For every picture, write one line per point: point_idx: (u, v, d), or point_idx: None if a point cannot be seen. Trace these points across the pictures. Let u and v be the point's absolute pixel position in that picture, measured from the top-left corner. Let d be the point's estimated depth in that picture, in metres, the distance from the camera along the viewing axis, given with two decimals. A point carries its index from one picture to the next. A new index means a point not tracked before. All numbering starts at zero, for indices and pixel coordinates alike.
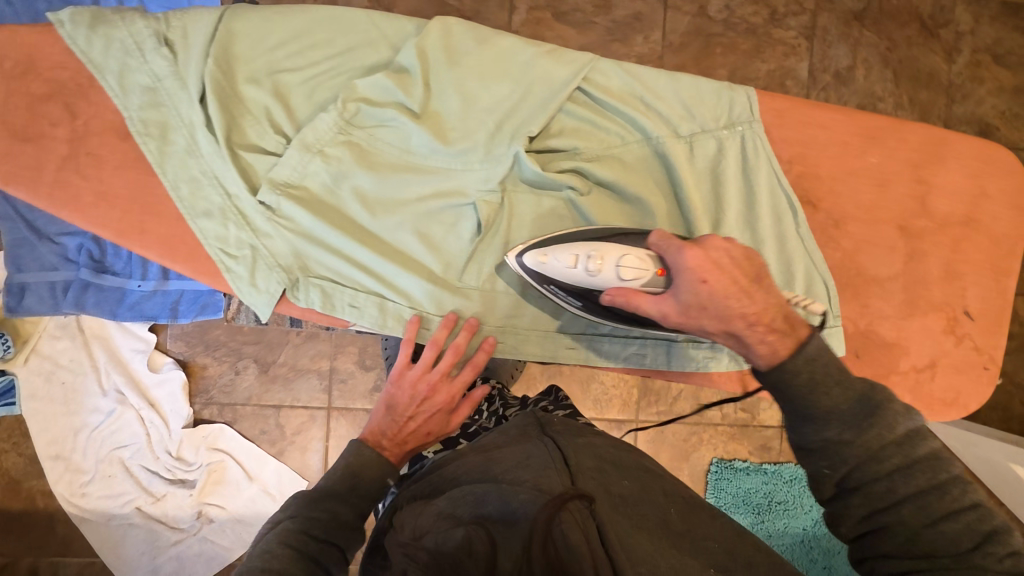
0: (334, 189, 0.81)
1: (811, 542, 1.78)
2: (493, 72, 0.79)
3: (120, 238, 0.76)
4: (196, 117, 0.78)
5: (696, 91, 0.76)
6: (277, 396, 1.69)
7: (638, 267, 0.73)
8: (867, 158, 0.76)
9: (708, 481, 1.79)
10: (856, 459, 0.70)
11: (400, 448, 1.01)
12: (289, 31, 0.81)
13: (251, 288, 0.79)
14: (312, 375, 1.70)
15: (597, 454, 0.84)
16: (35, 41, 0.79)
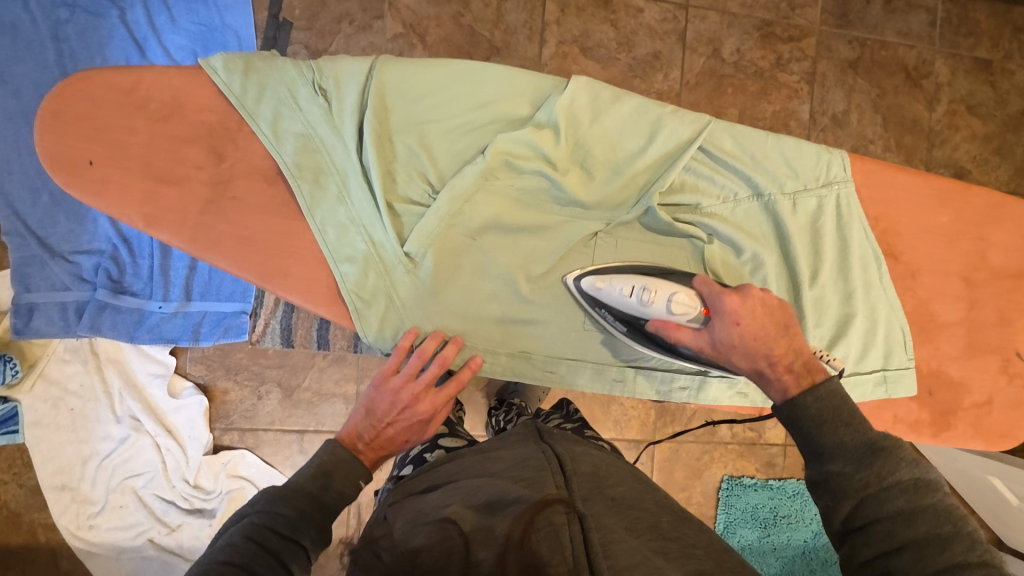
0: (475, 239, 0.86)
1: (811, 554, 1.88)
2: (628, 133, 0.84)
3: (266, 280, 0.81)
4: (353, 165, 0.82)
5: (802, 153, 0.83)
6: (300, 421, 1.66)
7: (686, 304, 0.81)
8: (939, 218, 0.86)
9: (719, 497, 1.88)
10: (854, 462, 0.73)
11: (376, 449, 0.94)
12: (434, 82, 0.83)
13: (377, 334, 0.85)
14: (337, 399, 1.67)
15: (596, 463, 0.87)
16: (184, 85, 0.83)
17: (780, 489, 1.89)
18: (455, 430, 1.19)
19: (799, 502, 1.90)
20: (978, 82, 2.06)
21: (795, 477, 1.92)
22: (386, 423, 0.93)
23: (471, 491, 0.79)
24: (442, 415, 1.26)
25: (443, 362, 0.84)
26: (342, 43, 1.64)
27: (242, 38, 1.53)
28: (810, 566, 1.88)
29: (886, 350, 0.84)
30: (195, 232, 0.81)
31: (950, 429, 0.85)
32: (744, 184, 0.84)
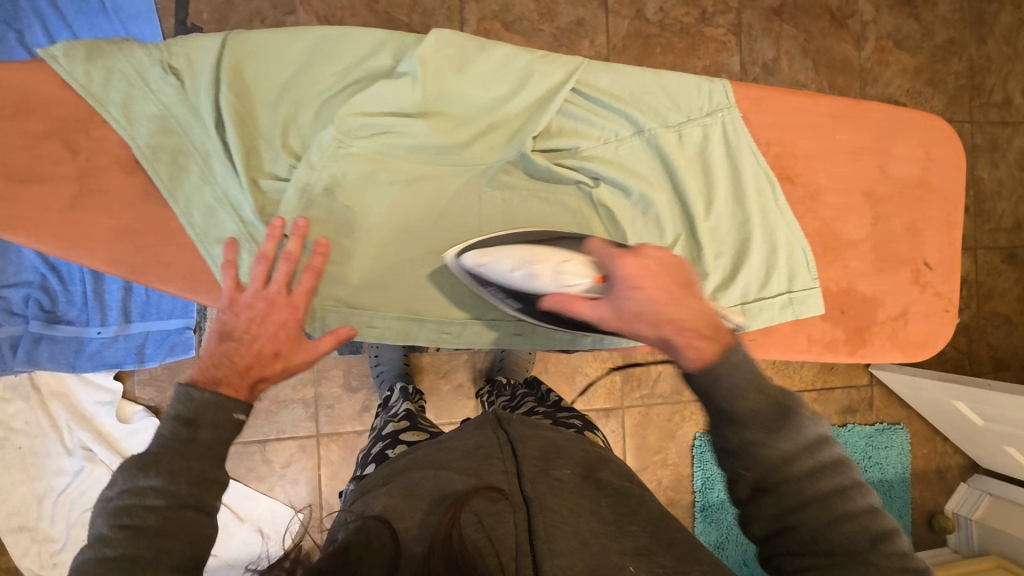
0: (344, 209, 0.78)
1: None
2: (494, 77, 0.76)
3: (137, 275, 0.76)
4: (211, 143, 0.74)
5: (682, 84, 0.80)
6: (261, 430, 1.62)
7: (580, 271, 0.75)
8: (836, 136, 0.86)
9: (693, 456, 1.88)
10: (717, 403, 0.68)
11: (244, 379, 0.75)
12: (293, 48, 0.75)
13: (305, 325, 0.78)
14: (297, 404, 1.64)
15: (543, 443, 0.81)
16: (24, 76, 0.74)
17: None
18: (418, 426, 1.12)
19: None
20: (903, 16, 2.07)
21: None
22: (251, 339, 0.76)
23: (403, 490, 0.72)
24: (402, 410, 1.20)
25: (290, 259, 0.75)
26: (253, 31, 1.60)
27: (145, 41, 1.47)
28: None
29: (788, 273, 0.84)
30: (59, 228, 0.74)
31: (868, 344, 0.86)
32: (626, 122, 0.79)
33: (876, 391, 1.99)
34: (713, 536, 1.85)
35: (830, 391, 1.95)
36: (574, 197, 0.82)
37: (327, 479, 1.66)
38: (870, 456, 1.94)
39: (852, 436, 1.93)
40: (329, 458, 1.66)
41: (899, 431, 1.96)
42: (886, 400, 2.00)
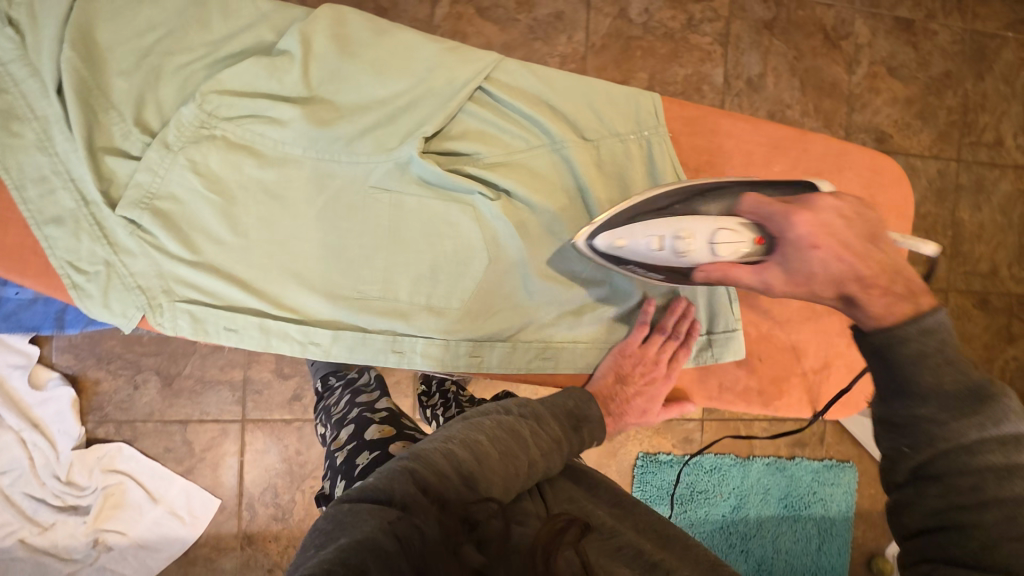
0: (205, 195, 0.63)
1: (731, 528, 1.62)
2: (389, 65, 0.65)
3: None
4: (53, 111, 0.59)
5: (606, 94, 0.72)
6: (184, 411, 1.31)
7: (733, 239, 0.62)
8: (771, 167, 0.77)
9: (634, 476, 1.58)
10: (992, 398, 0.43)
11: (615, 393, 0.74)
12: (161, 9, 0.61)
13: (102, 310, 0.61)
14: (222, 386, 1.33)
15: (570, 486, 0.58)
16: None
17: (697, 464, 1.59)
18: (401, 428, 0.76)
19: (717, 477, 1.61)
20: (900, 43, 1.63)
21: (715, 451, 1.62)
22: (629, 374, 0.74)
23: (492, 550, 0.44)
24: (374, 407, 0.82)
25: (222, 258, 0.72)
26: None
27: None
28: (729, 541, 1.62)
29: (708, 313, 0.76)
30: None
31: (784, 397, 0.78)
32: (535, 130, 0.70)
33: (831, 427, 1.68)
34: None
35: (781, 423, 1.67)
36: (474, 209, 0.69)
37: (250, 468, 1.33)
38: (817, 492, 1.64)
39: (798, 469, 1.63)
40: (255, 446, 1.33)
41: (849, 470, 1.65)
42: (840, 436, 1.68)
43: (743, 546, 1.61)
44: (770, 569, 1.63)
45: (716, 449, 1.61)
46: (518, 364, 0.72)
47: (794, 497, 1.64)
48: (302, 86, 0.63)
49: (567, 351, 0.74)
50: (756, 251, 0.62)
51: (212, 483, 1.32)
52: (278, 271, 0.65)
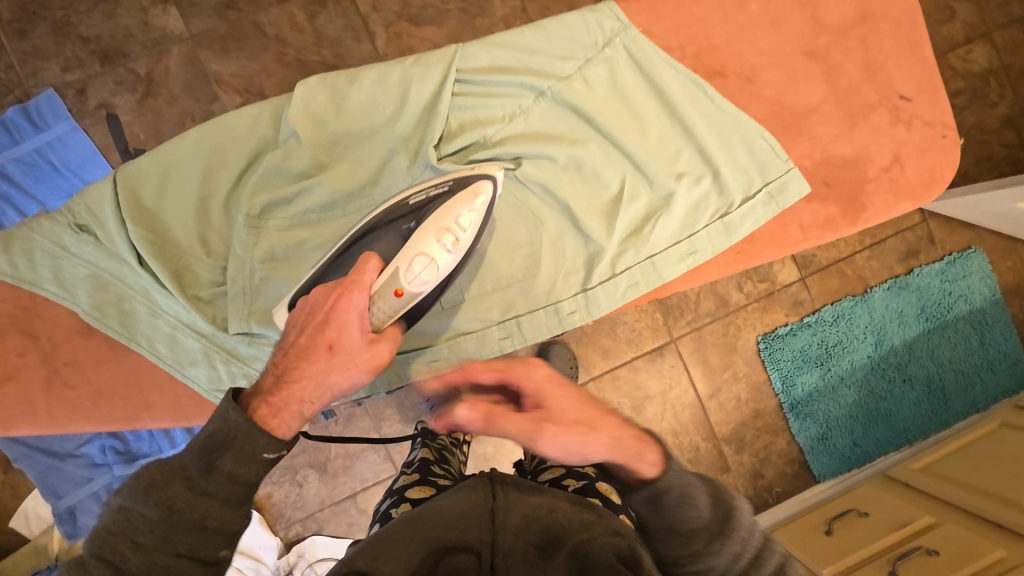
0: (285, 286, 0.70)
1: (882, 364, 1.47)
2: (376, 102, 0.71)
3: (135, 424, 0.69)
4: (146, 280, 0.68)
5: (566, 25, 0.73)
6: (347, 485, 1.47)
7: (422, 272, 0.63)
8: (749, 8, 0.76)
9: (763, 360, 1.45)
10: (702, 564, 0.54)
11: (287, 386, 0.57)
12: (180, 156, 0.69)
13: None
14: (367, 453, 1.47)
15: (538, 508, 0.55)
16: None
17: (818, 321, 1.46)
18: (428, 477, 0.85)
19: (844, 324, 1.47)
20: None
21: (831, 300, 1.50)
22: (304, 334, 0.59)
23: (457, 518, 0.53)
24: (414, 460, 0.91)
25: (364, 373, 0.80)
26: (44, 84, 1.23)
27: (11, 130, 1.19)
28: (886, 378, 1.48)
29: (758, 167, 0.75)
30: (53, 411, 0.68)
31: (868, 208, 0.76)
32: (521, 90, 0.73)
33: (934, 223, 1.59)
34: (812, 434, 1.43)
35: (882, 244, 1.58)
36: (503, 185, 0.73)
37: None
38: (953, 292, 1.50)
39: (921, 278, 1.49)
40: None
41: (976, 254, 1.50)
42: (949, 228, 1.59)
43: (904, 375, 1.47)
44: (941, 386, 1.49)
45: (832, 298, 1.49)
46: (611, 302, 0.75)
47: (932, 306, 1.49)
48: (316, 156, 0.69)
49: (647, 267, 0.74)
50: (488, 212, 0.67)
51: None
52: None
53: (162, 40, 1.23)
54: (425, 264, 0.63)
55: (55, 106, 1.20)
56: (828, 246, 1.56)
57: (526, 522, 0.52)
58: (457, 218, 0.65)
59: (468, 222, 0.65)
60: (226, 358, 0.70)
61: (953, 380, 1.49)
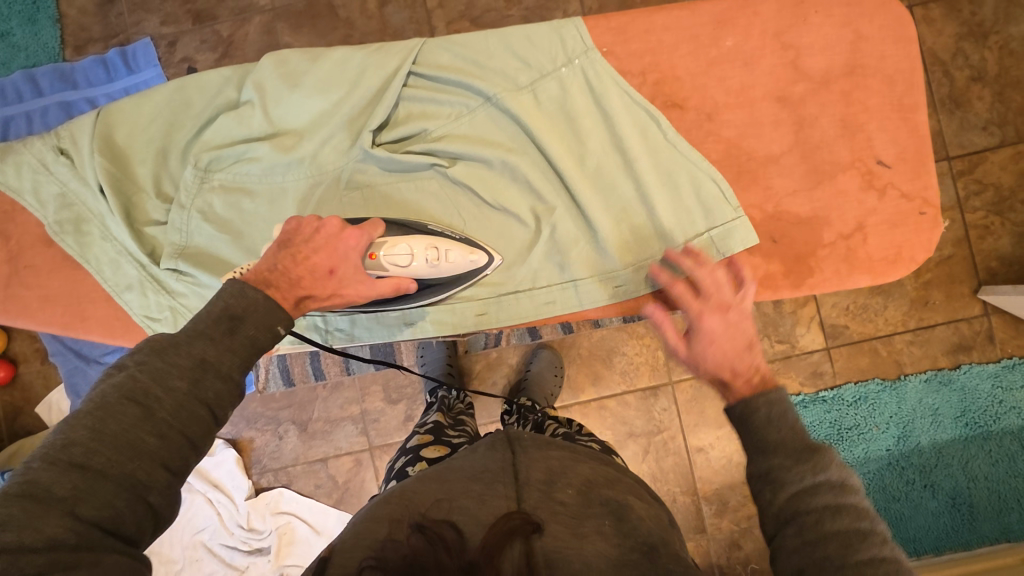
0: (214, 237, 0.77)
1: (901, 462, 1.40)
2: (329, 81, 0.75)
3: (70, 330, 0.79)
4: (102, 207, 0.77)
5: (527, 37, 0.74)
6: (322, 449, 1.53)
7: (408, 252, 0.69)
8: (723, 43, 0.73)
9: None
10: (788, 489, 0.55)
11: (295, 290, 0.62)
12: (155, 103, 0.77)
13: None
14: (346, 422, 1.53)
15: (551, 463, 0.73)
16: None
17: (836, 399, 1.41)
18: (441, 438, 1.00)
19: (867, 408, 1.41)
20: None
21: (853, 379, 1.43)
22: (310, 249, 0.65)
23: (481, 473, 0.71)
24: (429, 423, 1.07)
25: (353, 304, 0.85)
26: (143, 34, 1.41)
27: (110, 68, 1.38)
28: (903, 477, 1.40)
29: (702, 211, 0.73)
30: (6, 305, 0.79)
31: (814, 274, 0.72)
32: (470, 91, 0.74)
33: (996, 320, 1.41)
34: None
35: (929, 331, 1.43)
36: (434, 181, 0.76)
37: None
38: (1003, 402, 1.40)
39: (965, 379, 1.40)
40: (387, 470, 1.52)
41: None
42: (1016, 329, 1.41)
43: (924, 480, 1.39)
44: (968, 502, 1.39)
45: (857, 377, 1.43)
46: (522, 313, 0.77)
47: (973, 413, 1.40)
48: (267, 124, 0.75)
49: (570, 289, 0.76)
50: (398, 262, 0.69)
51: (359, 509, 1.51)
52: None
53: (247, 9, 1.40)
54: (404, 254, 0.69)
55: (148, 54, 1.38)
56: (862, 320, 1.43)
57: (549, 478, 0.71)
58: (447, 248, 0.71)
59: (455, 258, 0.71)
60: (157, 289, 0.78)
61: (982, 498, 1.39)
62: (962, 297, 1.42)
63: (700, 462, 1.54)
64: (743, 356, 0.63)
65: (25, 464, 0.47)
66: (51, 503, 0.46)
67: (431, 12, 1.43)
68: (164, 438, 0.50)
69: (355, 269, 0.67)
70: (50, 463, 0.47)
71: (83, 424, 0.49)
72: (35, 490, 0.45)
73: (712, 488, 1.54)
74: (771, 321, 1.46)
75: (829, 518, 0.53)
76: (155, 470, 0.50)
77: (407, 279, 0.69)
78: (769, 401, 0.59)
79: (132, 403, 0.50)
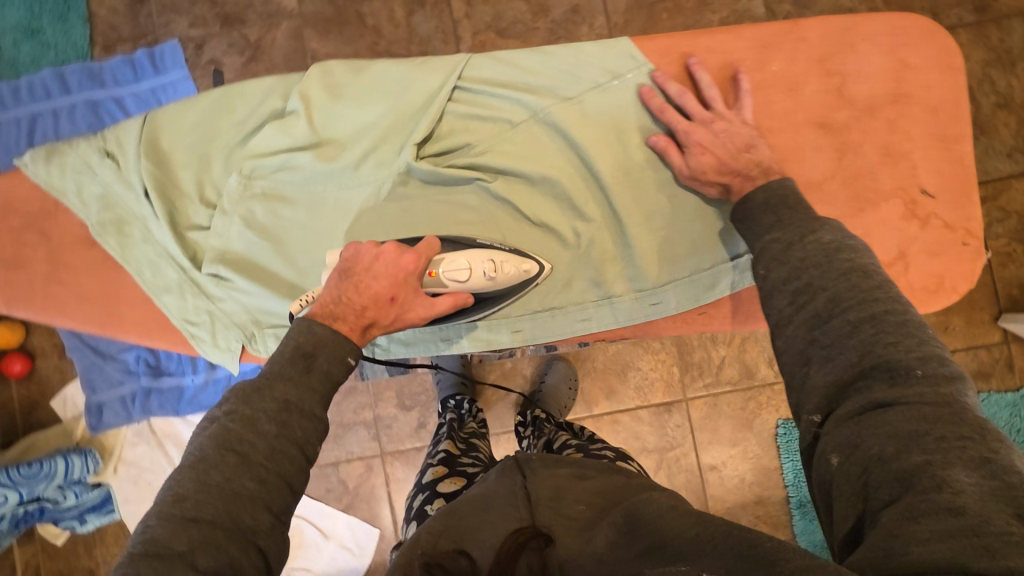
0: (255, 242, 0.77)
1: None
2: (376, 93, 0.76)
3: (105, 330, 0.79)
4: (145, 210, 0.77)
5: (572, 56, 0.75)
6: (333, 454, 1.52)
7: (465, 266, 0.69)
8: (767, 67, 0.74)
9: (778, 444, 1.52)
10: (847, 370, 0.51)
11: (359, 318, 0.66)
12: (201, 110, 0.78)
13: (213, 348, 0.79)
14: (358, 427, 1.52)
15: (559, 481, 0.75)
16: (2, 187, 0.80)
17: None
18: (457, 469, 1.00)
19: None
20: None
21: None
22: (369, 275, 0.67)
23: (491, 504, 0.72)
24: (441, 452, 1.07)
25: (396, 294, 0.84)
26: (172, 35, 1.43)
27: (137, 68, 1.41)
28: None
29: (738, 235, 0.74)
30: (44, 304, 0.79)
31: None
32: (514, 107, 0.75)
33: (1016, 347, 1.40)
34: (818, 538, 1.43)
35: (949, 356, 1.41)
36: (474, 195, 0.76)
37: (398, 498, 1.51)
38: (1020, 430, 1.39)
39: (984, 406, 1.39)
40: (397, 478, 1.52)
41: None
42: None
43: None
44: None
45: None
46: (556, 330, 0.78)
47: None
48: (313, 132, 0.76)
49: (604, 307, 0.77)
50: (455, 279, 0.69)
51: (370, 515, 1.51)
52: None
53: (276, 14, 1.41)
54: (462, 268, 0.69)
55: (175, 55, 1.40)
56: None
57: (557, 495, 0.72)
58: (502, 260, 0.71)
59: (511, 270, 0.72)
60: (198, 293, 0.79)
61: None
62: (983, 324, 1.41)
63: (712, 480, 1.53)
64: (740, 155, 0.69)
65: (145, 522, 0.53)
66: (173, 558, 0.50)
67: (458, 22, 1.44)
68: (260, 482, 0.56)
69: (415, 290, 0.68)
70: (170, 521, 0.53)
71: (192, 479, 0.55)
72: (157, 547, 0.51)
73: (724, 507, 1.53)
74: None
75: (860, 371, 0.50)
76: (260, 513, 0.55)
77: (466, 293, 0.70)
78: (769, 266, 0.60)
79: (231, 452, 0.56)
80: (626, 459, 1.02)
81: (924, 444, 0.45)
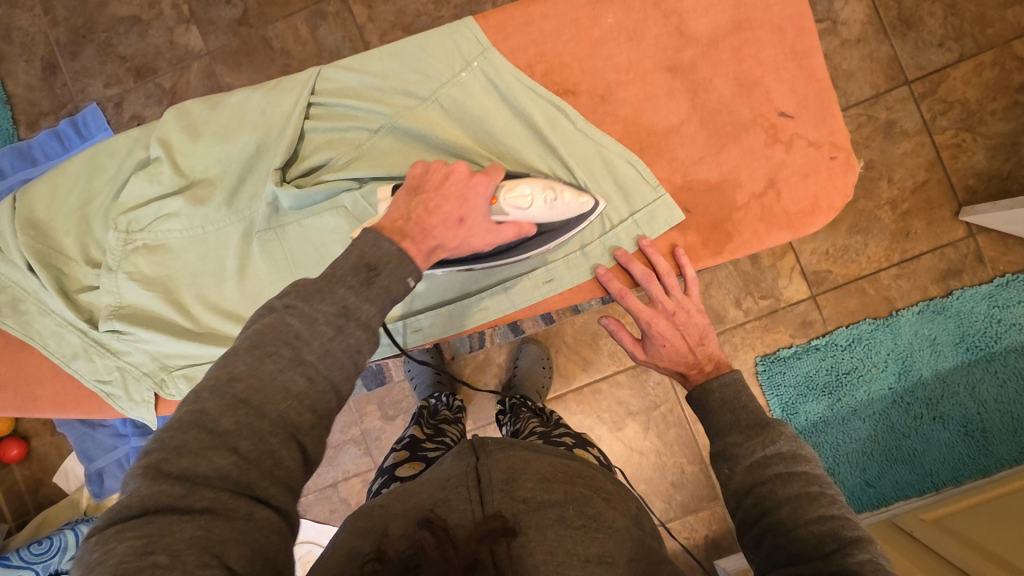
0: (145, 293, 0.78)
1: (906, 399, 1.37)
2: (234, 125, 0.76)
3: (23, 410, 0.82)
4: (32, 284, 0.78)
5: (420, 47, 0.73)
6: (329, 474, 1.54)
7: (524, 196, 0.67)
8: (604, 22, 0.73)
9: (760, 382, 1.41)
10: (752, 455, 0.63)
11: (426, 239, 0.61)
12: (71, 175, 0.79)
13: (130, 402, 0.80)
14: (349, 444, 1.54)
15: (512, 459, 0.68)
16: None
17: (829, 345, 1.39)
18: (417, 454, 0.99)
19: (861, 350, 1.38)
20: None
21: (844, 324, 1.40)
22: (439, 196, 0.64)
23: (447, 482, 0.66)
24: (406, 437, 1.07)
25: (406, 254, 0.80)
26: (90, 100, 1.42)
27: (64, 139, 1.39)
28: (911, 413, 1.37)
29: (624, 196, 0.74)
30: None
31: (733, 238, 0.73)
32: (371, 113, 0.75)
33: (984, 239, 1.37)
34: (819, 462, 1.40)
35: (915, 261, 1.39)
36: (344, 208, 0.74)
37: None
38: (1003, 320, 1.35)
39: (963, 303, 1.36)
40: None
41: None
42: (1004, 245, 1.36)
43: (932, 412, 1.36)
44: (982, 428, 1.35)
45: (847, 321, 1.40)
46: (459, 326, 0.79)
47: (972, 336, 1.36)
48: (180, 174, 0.76)
49: (498, 295, 0.76)
50: (522, 203, 0.67)
51: None
52: (229, 319, 0.78)
53: (185, 57, 1.40)
54: (525, 196, 0.67)
55: (97, 118, 1.39)
56: (843, 261, 1.40)
57: (510, 476, 0.65)
58: (562, 187, 0.69)
59: (570, 199, 0.70)
60: (103, 351, 0.80)
61: (997, 423, 1.35)
62: (943, 221, 1.38)
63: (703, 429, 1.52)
64: (696, 349, 0.75)
65: (198, 392, 0.49)
66: (214, 437, 0.47)
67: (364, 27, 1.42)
68: (311, 382, 0.52)
69: (484, 216, 0.66)
70: (146, 475, 0.45)
71: (190, 428, 0.47)
72: (205, 419, 0.47)
73: None
74: (752, 278, 1.43)
75: (766, 455, 0.62)
76: (304, 411, 0.51)
77: (529, 222, 0.68)
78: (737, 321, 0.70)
79: (286, 345, 0.51)
80: (590, 442, 1.00)
81: (793, 529, 0.56)
